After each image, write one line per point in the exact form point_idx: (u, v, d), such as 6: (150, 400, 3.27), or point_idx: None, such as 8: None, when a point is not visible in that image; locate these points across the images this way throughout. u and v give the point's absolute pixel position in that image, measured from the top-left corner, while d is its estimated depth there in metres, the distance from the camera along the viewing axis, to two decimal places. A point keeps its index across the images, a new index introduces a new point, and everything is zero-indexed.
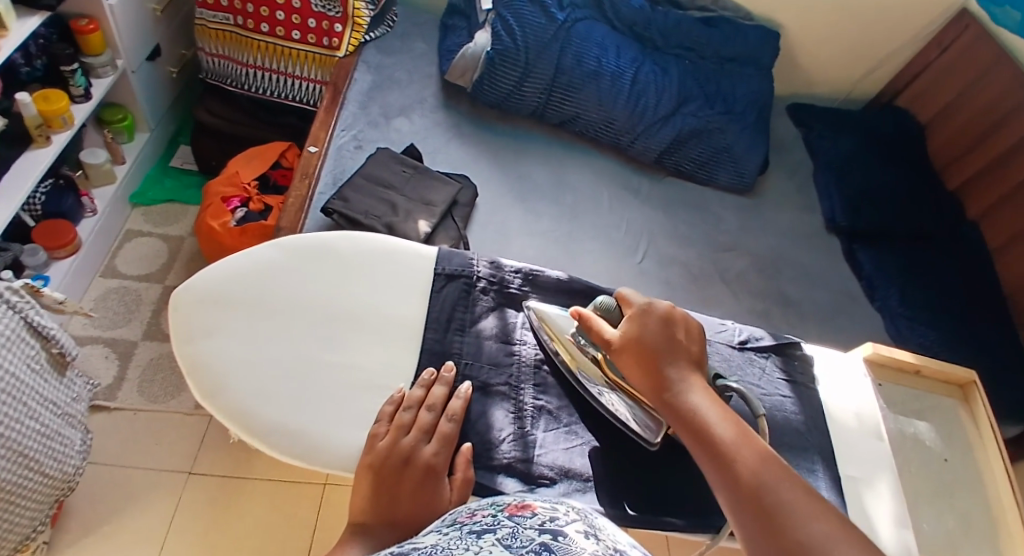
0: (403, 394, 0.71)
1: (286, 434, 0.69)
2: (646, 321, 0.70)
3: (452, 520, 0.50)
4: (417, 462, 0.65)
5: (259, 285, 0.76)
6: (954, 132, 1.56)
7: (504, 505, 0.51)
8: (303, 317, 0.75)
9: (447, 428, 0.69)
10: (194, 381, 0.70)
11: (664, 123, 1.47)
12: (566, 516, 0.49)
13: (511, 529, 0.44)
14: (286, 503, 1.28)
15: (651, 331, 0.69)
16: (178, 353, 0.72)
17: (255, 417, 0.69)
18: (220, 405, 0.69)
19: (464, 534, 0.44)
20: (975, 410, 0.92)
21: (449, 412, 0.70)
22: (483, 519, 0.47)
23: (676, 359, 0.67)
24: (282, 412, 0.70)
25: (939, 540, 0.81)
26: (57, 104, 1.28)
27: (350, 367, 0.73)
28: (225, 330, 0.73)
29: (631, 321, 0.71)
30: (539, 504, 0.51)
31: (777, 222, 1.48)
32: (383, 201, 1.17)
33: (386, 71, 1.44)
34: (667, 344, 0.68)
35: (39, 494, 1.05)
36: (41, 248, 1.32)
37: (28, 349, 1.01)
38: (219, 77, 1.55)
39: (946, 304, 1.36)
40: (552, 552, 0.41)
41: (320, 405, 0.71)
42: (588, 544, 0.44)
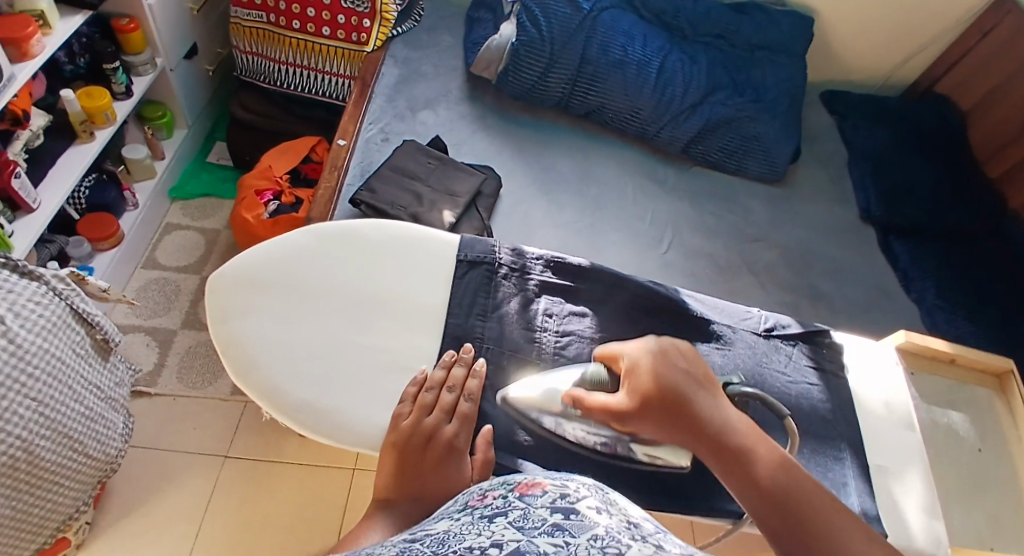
0: (425, 375, 0.72)
1: (313, 412, 0.71)
2: (649, 370, 0.63)
3: (463, 503, 0.50)
4: (438, 440, 0.67)
5: (288, 269, 0.78)
6: (997, 119, 1.51)
7: (515, 483, 0.51)
8: (332, 301, 0.77)
9: (467, 408, 0.70)
10: (227, 359, 0.73)
11: (691, 112, 1.45)
12: (577, 492, 0.48)
13: (522, 511, 0.44)
14: (318, 488, 1.31)
15: (662, 375, 0.62)
16: (213, 333, 0.75)
17: (283, 396, 0.71)
18: (251, 383, 0.72)
19: (476, 519, 0.44)
20: (1012, 401, 0.90)
21: (469, 391, 0.72)
22: (494, 501, 0.47)
23: (698, 401, 0.61)
24: (310, 391, 0.72)
25: (970, 533, 0.79)
26: (100, 101, 1.33)
27: (375, 350, 0.75)
28: (256, 311, 0.75)
29: (634, 377, 0.63)
30: (548, 481, 0.50)
31: (808, 212, 1.45)
32: (409, 191, 1.19)
33: (413, 65, 1.46)
34: (683, 381, 0.61)
35: (82, 475, 1.09)
36: (85, 239, 1.37)
37: (74, 335, 1.06)
38: (252, 75, 1.59)
39: (985, 297, 1.32)
40: (565, 530, 0.41)
41: (348, 386, 0.73)
42: (601, 518, 0.44)
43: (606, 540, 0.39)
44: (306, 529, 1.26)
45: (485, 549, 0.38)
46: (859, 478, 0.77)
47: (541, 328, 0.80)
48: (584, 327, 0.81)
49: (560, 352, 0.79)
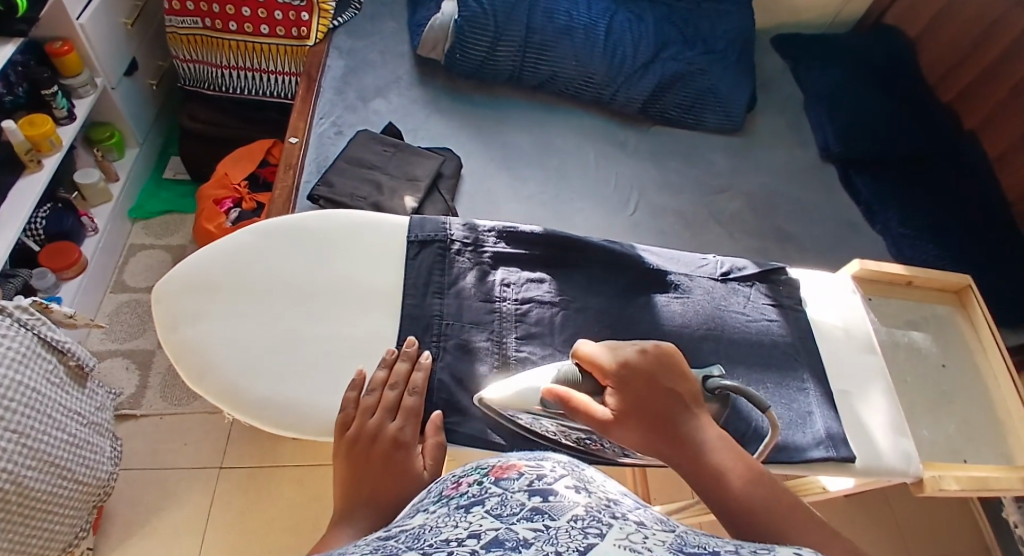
0: (364, 376, 0.71)
1: (273, 407, 0.71)
2: (629, 383, 0.64)
3: (438, 492, 0.51)
4: (382, 438, 0.66)
5: (234, 269, 0.78)
6: (945, 43, 1.52)
7: (488, 467, 0.52)
8: (283, 295, 0.77)
9: (412, 402, 0.70)
10: (183, 366, 0.73)
11: (644, 71, 1.45)
12: (554, 472, 0.49)
13: (499, 497, 0.45)
14: (316, 488, 1.32)
15: (643, 391, 0.63)
16: (165, 341, 0.74)
17: (243, 395, 0.72)
18: (209, 386, 0.72)
19: (452, 510, 0.45)
20: (973, 316, 0.92)
21: (412, 385, 0.71)
22: (469, 489, 0.48)
23: (679, 411, 0.63)
24: (269, 387, 0.72)
25: (939, 446, 0.82)
26: (43, 127, 1.30)
27: (332, 339, 0.75)
28: (208, 314, 0.75)
29: (616, 387, 0.64)
30: (524, 462, 0.51)
31: (767, 157, 1.46)
32: (367, 181, 1.18)
33: (359, 55, 1.44)
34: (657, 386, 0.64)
35: (75, 500, 1.09)
36: (49, 270, 1.36)
37: (46, 364, 1.05)
38: (196, 83, 1.57)
39: (948, 219, 1.34)
40: (545, 514, 0.42)
41: (308, 376, 0.73)
42: (580, 497, 0.45)
43: (587, 520, 0.41)
44: (309, 528, 1.28)
45: (463, 540, 0.39)
46: (824, 403, 0.79)
47: (499, 299, 0.81)
48: (543, 293, 0.82)
49: (521, 318, 0.80)
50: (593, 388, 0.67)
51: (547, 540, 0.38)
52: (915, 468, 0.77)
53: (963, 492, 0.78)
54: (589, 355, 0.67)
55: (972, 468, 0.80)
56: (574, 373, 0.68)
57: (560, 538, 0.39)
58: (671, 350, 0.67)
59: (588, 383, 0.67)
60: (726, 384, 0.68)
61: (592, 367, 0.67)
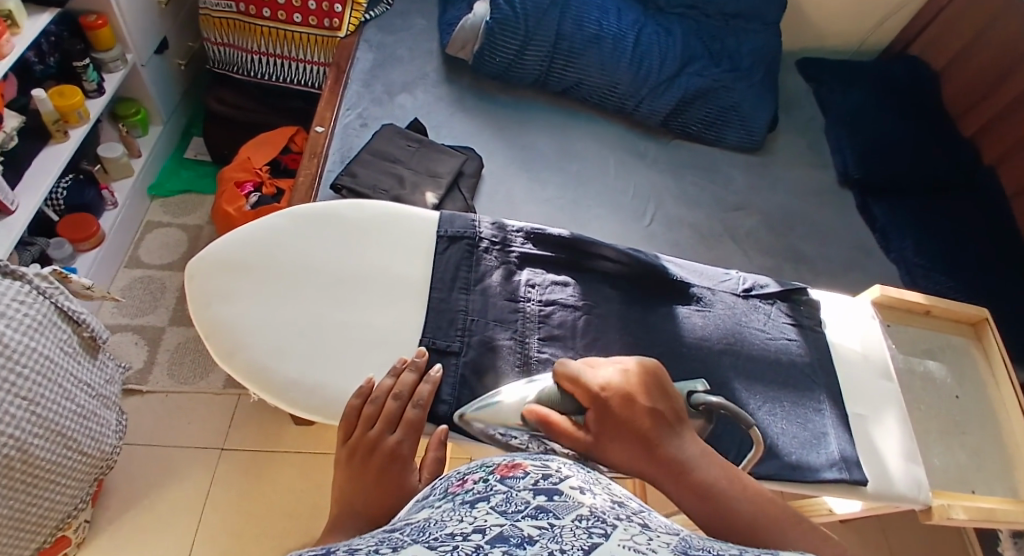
0: (370, 386, 0.70)
1: (299, 391, 0.72)
2: (606, 402, 0.63)
3: (445, 488, 0.50)
4: (380, 450, 0.63)
5: (267, 251, 0.78)
6: (970, 76, 1.52)
7: (494, 465, 0.51)
8: (314, 281, 0.77)
9: (414, 414, 0.67)
10: (211, 344, 0.74)
11: (669, 84, 1.46)
12: (560, 473, 0.49)
13: (505, 494, 0.45)
14: (316, 474, 1.33)
15: (619, 409, 0.63)
16: (195, 318, 0.75)
17: (270, 375, 0.72)
18: (237, 365, 0.72)
19: (456, 504, 0.45)
20: (988, 349, 0.92)
21: (417, 398, 0.69)
22: (475, 486, 0.47)
23: (658, 428, 0.62)
24: (295, 369, 0.73)
25: (950, 475, 0.83)
26: (72, 99, 1.31)
27: (360, 326, 0.76)
28: (238, 293, 0.76)
29: (594, 407, 0.64)
30: (530, 462, 0.51)
31: (787, 178, 1.47)
32: (390, 174, 1.19)
33: (388, 49, 1.45)
34: (638, 405, 0.63)
35: (78, 471, 1.10)
36: (66, 241, 1.37)
37: (60, 333, 1.05)
38: (224, 66, 1.58)
39: (963, 252, 1.35)
40: (549, 512, 0.42)
41: (334, 361, 0.74)
42: (585, 499, 0.45)
43: (591, 521, 0.41)
44: (308, 513, 1.28)
45: (469, 535, 0.39)
46: (839, 426, 0.79)
47: (524, 299, 0.81)
48: (567, 296, 0.82)
49: (544, 319, 0.80)
50: (573, 409, 0.67)
51: (551, 538, 0.38)
52: (926, 495, 0.77)
53: (971, 523, 0.78)
54: (564, 372, 0.67)
55: (979, 499, 0.80)
56: (554, 394, 0.68)
57: (564, 537, 0.38)
58: (653, 364, 0.67)
59: (567, 404, 0.67)
60: (711, 401, 0.68)
61: (570, 386, 0.66)
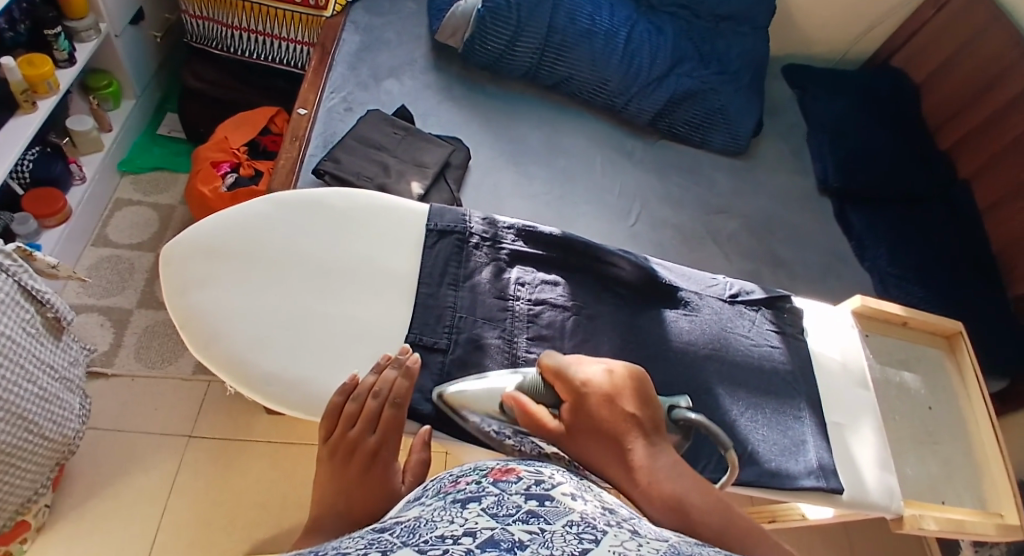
0: (354, 382, 0.68)
1: (280, 384, 0.70)
2: (584, 399, 0.64)
3: (438, 489, 0.50)
4: (361, 451, 0.63)
5: (247, 238, 0.76)
6: (949, 91, 1.55)
7: (487, 469, 0.51)
8: (297, 271, 0.75)
9: (394, 414, 0.66)
10: (189, 333, 0.71)
11: (658, 84, 1.46)
12: (551, 479, 0.49)
13: (496, 498, 0.44)
14: (287, 463, 1.30)
15: (596, 407, 0.63)
16: (170, 306, 0.73)
17: (248, 367, 0.70)
18: (213, 356, 0.70)
19: (447, 505, 0.44)
20: (961, 361, 0.95)
21: (397, 395, 0.67)
22: (467, 487, 0.47)
23: (634, 429, 0.61)
24: (275, 362, 0.71)
25: (921, 484, 0.85)
26: (42, 69, 1.26)
27: (342, 319, 0.74)
28: (216, 281, 0.74)
29: (572, 401, 0.64)
30: (522, 467, 0.51)
31: (768, 183, 1.48)
32: (374, 161, 1.17)
33: (376, 32, 1.42)
34: (616, 405, 0.63)
35: (39, 456, 1.06)
36: (31, 216, 1.31)
37: (23, 313, 1.02)
38: (202, 40, 1.54)
39: (934, 263, 1.38)
40: (540, 517, 0.41)
41: (317, 354, 0.72)
42: (576, 505, 0.45)
43: (582, 526, 0.40)
44: (276, 503, 1.26)
45: (459, 538, 0.38)
46: (818, 434, 0.80)
47: (513, 297, 0.81)
48: (556, 296, 0.82)
49: (533, 319, 0.80)
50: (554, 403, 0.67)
51: (542, 542, 0.37)
52: (897, 504, 0.78)
53: (940, 532, 0.81)
54: (551, 366, 0.68)
55: (949, 510, 0.83)
56: (537, 384, 0.69)
57: (555, 540, 0.37)
58: (636, 369, 0.67)
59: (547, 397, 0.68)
60: (691, 418, 0.68)
61: (554, 378, 0.67)
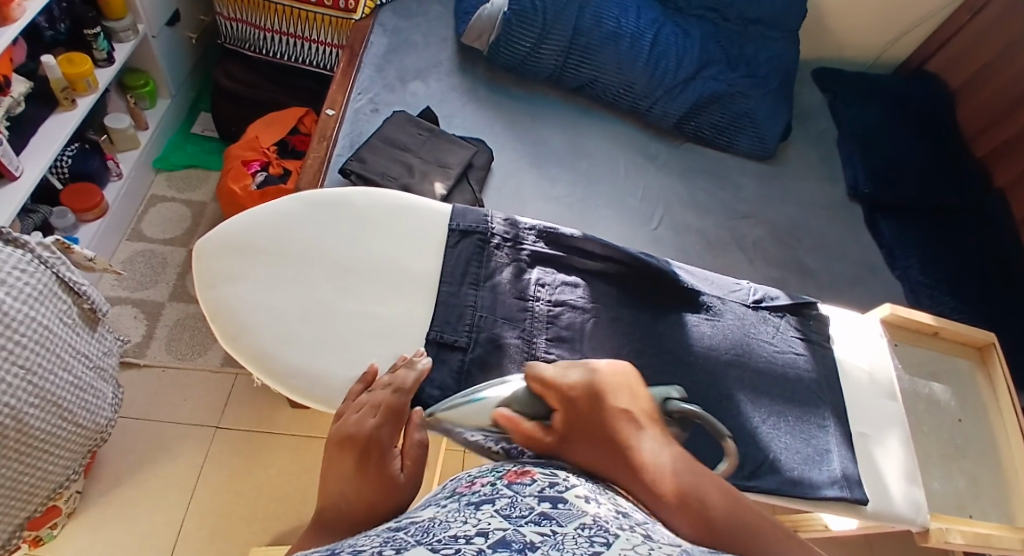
0: (374, 372, 0.70)
1: (304, 378, 0.71)
2: (575, 403, 0.61)
3: (453, 489, 0.50)
4: (356, 436, 0.60)
5: (276, 234, 0.77)
6: (986, 97, 1.51)
7: (503, 471, 0.51)
8: (322, 268, 0.77)
9: (396, 400, 0.65)
10: (217, 325, 0.73)
11: (685, 87, 1.45)
12: (566, 481, 0.49)
13: (509, 499, 0.45)
14: (308, 458, 1.32)
15: (587, 411, 0.60)
16: (201, 298, 0.74)
17: (274, 360, 0.71)
18: (241, 348, 0.72)
19: (462, 506, 0.44)
20: (992, 373, 0.92)
21: (402, 385, 0.68)
22: (481, 488, 0.47)
23: (631, 426, 0.58)
24: (299, 357, 0.72)
25: (948, 499, 0.83)
26: (81, 67, 1.30)
27: (366, 316, 0.75)
28: (245, 276, 0.75)
29: (562, 408, 0.62)
30: (538, 470, 0.51)
31: (796, 189, 1.46)
32: (399, 162, 1.18)
33: (403, 34, 1.44)
34: (611, 405, 0.60)
35: (72, 443, 1.09)
36: (70, 210, 1.35)
37: (60, 304, 1.04)
38: (236, 42, 1.58)
39: (966, 273, 1.35)
40: (553, 519, 0.41)
41: (339, 351, 0.73)
42: (590, 508, 0.45)
43: (594, 529, 0.40)
44: (297, 497, 1.28)
45: (472, 537, 0.38)
46: (842, 443, 0.79)
47: (533, 298, 0.80)
48: (576, 298, 0.82)
49: (552, 320, 0.80)
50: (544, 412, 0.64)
51: (553, 544, 0.37)
52: (924, 518, 0.77)
53: (966, 547, 0.78)
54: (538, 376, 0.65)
55: (976, 524, 0.80)
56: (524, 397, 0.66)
57: (566, 543, 0.38)
58: (622, 367, 0.65)
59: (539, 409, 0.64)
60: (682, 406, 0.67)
61: (543, 389, 0.64)
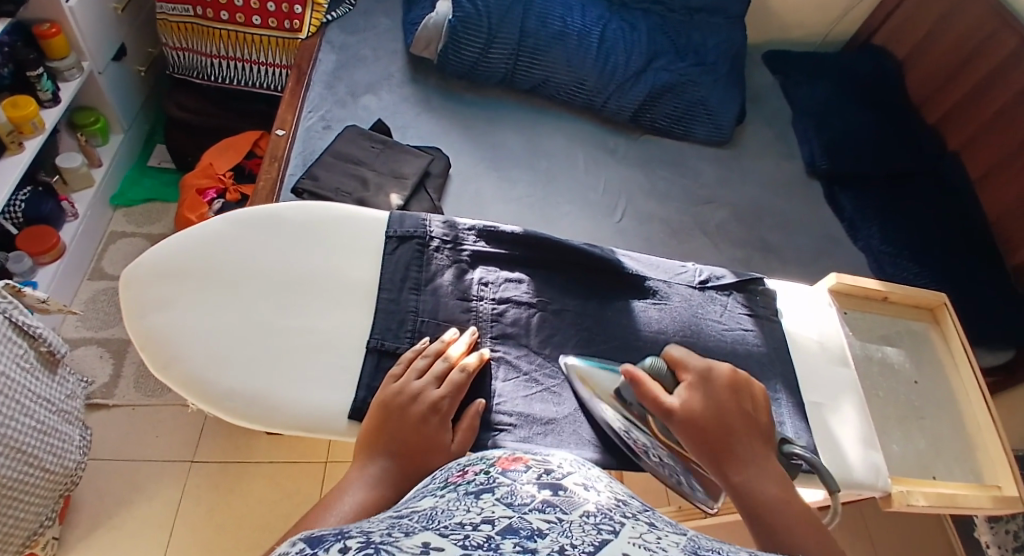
0: (425, 345, 0.73)
1: (239, 399, 0.71)
2: (710, 393, 0.65)
3: (443, 480, 0.46)
4: (422, 402, 0.66)
5: (204, 257, 0.77)
6: (932, 65, 1.53)
7: (494, 459, 0.48)
8: (254, 286, 0.76)
9: (458, 378, 0.70)
10: (147, 354, 0.72)
11: (636, 79, 1.45)
12: (563, 469, 0.46)
13: (508, 487, 0.41)
14: (288, 482, 1.31)
15: (719, 405, 0.64)
16: (129, 327, 0.74)
17: (207, 385, 0.71)
18: (172, 375, 0.71)
19: (461, 495, 0.40)
20: (946, 332, 0.95)
21: (464, 363, 0.71)
22: (476, 477, 0.43)
23: (744, 428, 0.63)
24: (232, 378, 0.71)
25: (909, 461, 0.85)
26: (26, 109, 1.28)
27: (300, 332, 0.74)
28: (174, 302, 0.74)
29: (691, 385, 0.66)
30: (531, 457, 0.48)
31: (754, 171, 1.47)
32: (353, 176, 1.18)
33: (352, 50, 1.44)
34: (733, 406, 0.65)
35: (41, 489, 1.07)
36: (25, 253, 1.34)
37: (16, 348, 1.03)
38: (185, 71, 1.56)
39: (929, 238, 1.36)
40: (557, 506, 0.38)
41: (273, 367, 0.72)
42: (591, 495, 0.41)
43: (599, 517, 0.37)
44: (280, 523, 1.26)
45: (478, 525, 0.35)
46: (796, 413, 0.80)
47: (476, 298, 0.80)
48: (520, 293, 0.82)
49: (497, 318, 0.79)
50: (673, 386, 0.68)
51: (561, 532, 0.34)
52: (885, 481, 0.78)
53: (931, 507, 0.81)
54: (682, 358, 0.68)
55: (940, 485, 0.83)
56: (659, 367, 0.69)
57: (574, 531, 0.35)
58: (759, 386, 0.68)
59: (668, 379, 0.68)
60: (802, 455, 0.69)
61: (676, 368, 0.68)
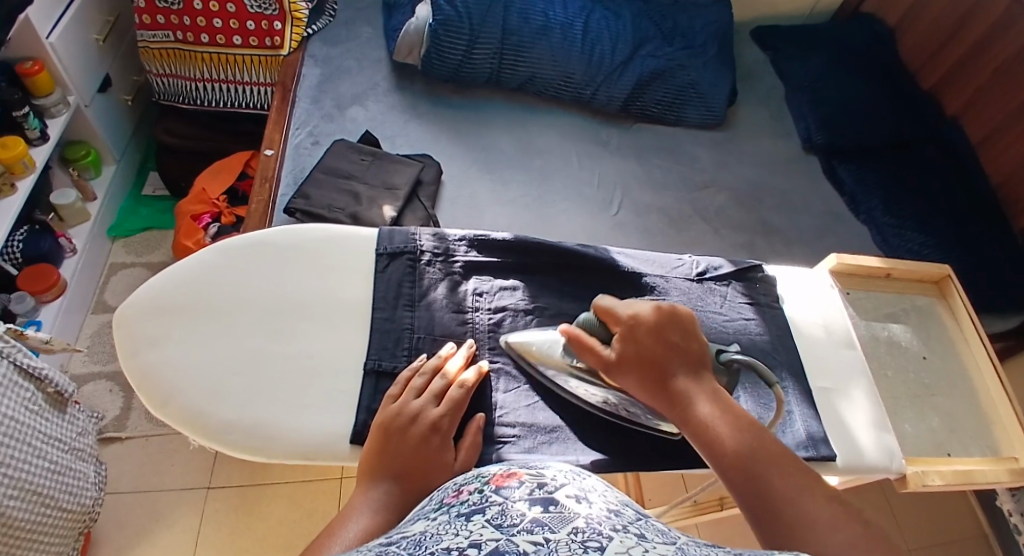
0: (422, 362, 0.72)
1: (239, 431, 0.70)
2: (637, 335, 0.66)
3: (438, 502, 0.46)
4: (421, 422, 0.66)
5: (194, 290, 0.77)
6: (926, 29, 1.50)
7: (489, 476, 0.47)
8: (246, 315, 0.76)
9: (456, 394, 0.69)
10: (145, 393, 0.72)
11: (624, 69, 1.44)
12: (556, 482, 0.45)
13: (500, 506, 0.40)
14: (308, 501, 1.31)
15: (649, 351, 0.65)
16: (125, 367, 0.73)
17: (206, 421, 0.71)
18: (170, 413, 0.71)
19: (452, 517, 0.39)
20: (953, 306, 0.94)
21: (461, 380, 0.70)
22: (470, 497, 0.43)
23: (681, 368, 0.65)
24: (231, 411, 0.71)
25: (923, 439, 0.84)
26: (15, 149, 1.28)
27: (296, 358, 0.74)
28: (168, 339, 0.74)
29: (621, 337, 0.67)
30: (525, 471, 0.47)
31: (750, 152, 1.45)
32: (345, 191, 1.17)
33: (335, 62, 1.43)
34: (667, 354, 0.65)
35: (61, 528, 1.08)
36: (28, 293, 1.34)
37: (23, 392, 1.03)
38: (170, 97, 1.56)
39: (932, 206, 1.34)
40: (545, 525, 0.37)
41: (271, 396, 0.72)
42: (582, 508, 0.40)
43: (587, 533, 0.36)
44: (301, 544, 1.26)
45: (465, 550, 0.34)
46: (803, 401, 0.79)
47: (472, 310, 0.80)
48: (516, 301, 0.81)
49: (494, 329, 0.79)
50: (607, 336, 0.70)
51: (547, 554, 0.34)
52: (898, 463, 0.78)
53: (947, 486, 0.79)
54: (608, 307, 0.69)
55: (955, 462, 0.82)
56: (593, 321, 0.71)
57: (560, 551, 0.34)
58: (685, 313, 0.69)
59: (600, 331, 0.70)
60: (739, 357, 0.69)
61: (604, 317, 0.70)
